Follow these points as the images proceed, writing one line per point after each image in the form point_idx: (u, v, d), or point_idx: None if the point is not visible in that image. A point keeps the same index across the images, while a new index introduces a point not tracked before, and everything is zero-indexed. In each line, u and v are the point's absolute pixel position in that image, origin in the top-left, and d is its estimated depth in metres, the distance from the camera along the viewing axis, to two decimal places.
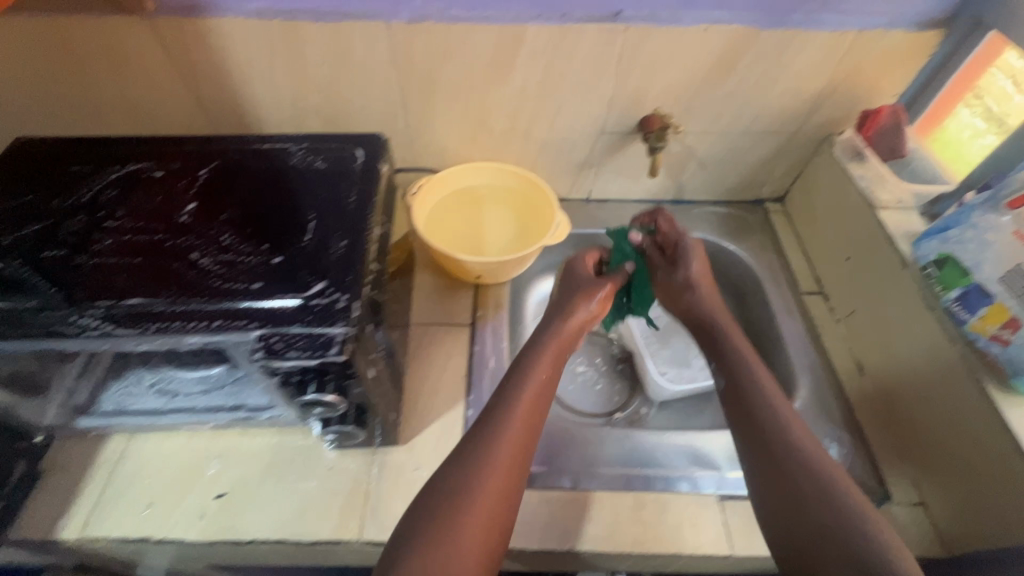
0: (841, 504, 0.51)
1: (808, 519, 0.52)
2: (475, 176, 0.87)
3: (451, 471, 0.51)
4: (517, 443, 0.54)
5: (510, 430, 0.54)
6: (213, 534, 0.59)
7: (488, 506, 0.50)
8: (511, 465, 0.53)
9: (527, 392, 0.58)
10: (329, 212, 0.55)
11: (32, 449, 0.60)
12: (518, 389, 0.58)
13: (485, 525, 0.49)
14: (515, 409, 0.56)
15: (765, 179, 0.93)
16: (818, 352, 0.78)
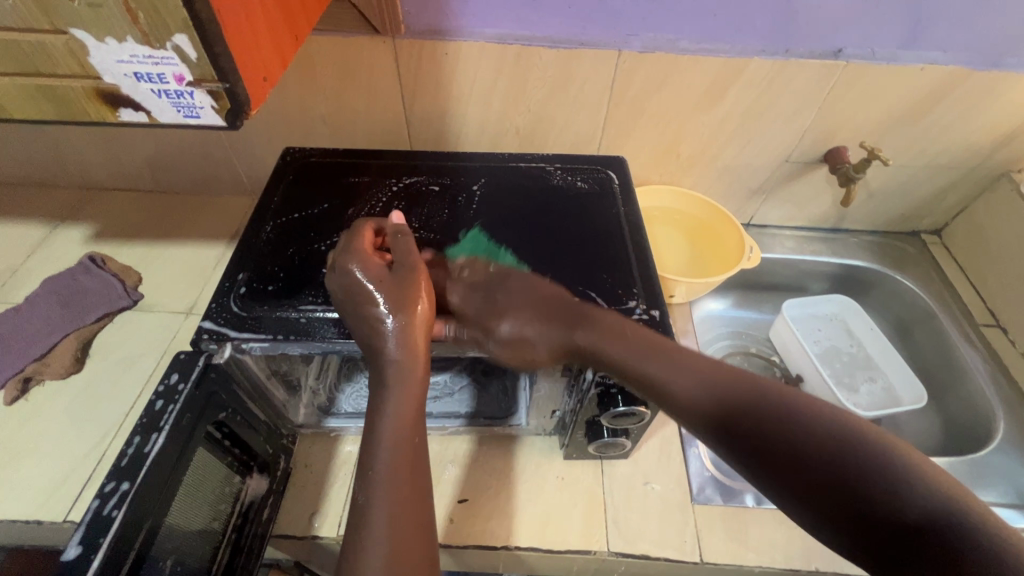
0: (806, 432, 0.36)
1: (813, 507, 0.34)
2: (651, 199, 0.90)
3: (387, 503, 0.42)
4: (412, 454, 0.45)
5: (395, 428, 0.45)
6: (464, 538, 0.61)
7: (413, 528, 0.42)
8: (418, 464, 0.45)
9: (405, 399, 0.45)
10: (606, 231, 0.58)
11: (288, 446, 0.63)
12: (403, 391, 0.45)
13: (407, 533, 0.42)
14: (403, 403, 0.45)
15: (928, 211, 0.95)
16: (1008, 384, 0.79)
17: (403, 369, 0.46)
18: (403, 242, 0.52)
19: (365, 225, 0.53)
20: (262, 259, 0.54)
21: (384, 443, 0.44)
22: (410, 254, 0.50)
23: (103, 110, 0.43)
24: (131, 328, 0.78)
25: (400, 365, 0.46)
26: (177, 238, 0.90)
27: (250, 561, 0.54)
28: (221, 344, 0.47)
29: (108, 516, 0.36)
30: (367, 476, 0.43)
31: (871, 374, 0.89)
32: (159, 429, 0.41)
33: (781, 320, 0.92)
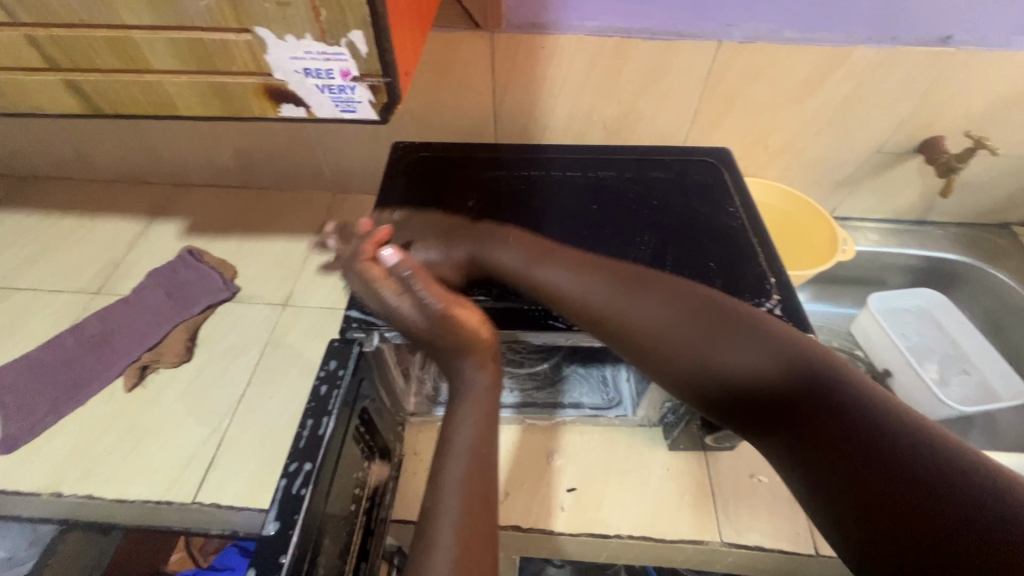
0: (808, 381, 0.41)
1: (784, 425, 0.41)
2: None
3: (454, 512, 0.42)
4: (485, 470, 0.45)
5: (467, 447, 0.45)
6: (576, 526, 0.62)
7: (482, 535, 0.41)
8: (489, 482, 0.44)
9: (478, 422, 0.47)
10: (723, 220, 0.57)
11: (401, 434, 0.65)
12: (473, 416, 0.47)
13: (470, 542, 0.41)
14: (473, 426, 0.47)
15: (1021, 203, 0.92)
16: None
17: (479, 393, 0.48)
18: (415, 290, 0.47)
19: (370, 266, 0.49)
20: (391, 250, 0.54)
21: (456, 459, 0.45)
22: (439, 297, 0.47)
23: (266, 106, 0.44)
24: (233, 319, 0.81)
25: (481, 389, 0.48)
26: (265, 232, 0.93)
27: (377, 544, 0.56)
28: (369, 332, 0.48)
29: (298, 494, 0.38)
30: (436, 478, 0.44)
31: (965, 368, 0.88)
32: (330, 413, 0.42)
33: (870, 316, 0.91)
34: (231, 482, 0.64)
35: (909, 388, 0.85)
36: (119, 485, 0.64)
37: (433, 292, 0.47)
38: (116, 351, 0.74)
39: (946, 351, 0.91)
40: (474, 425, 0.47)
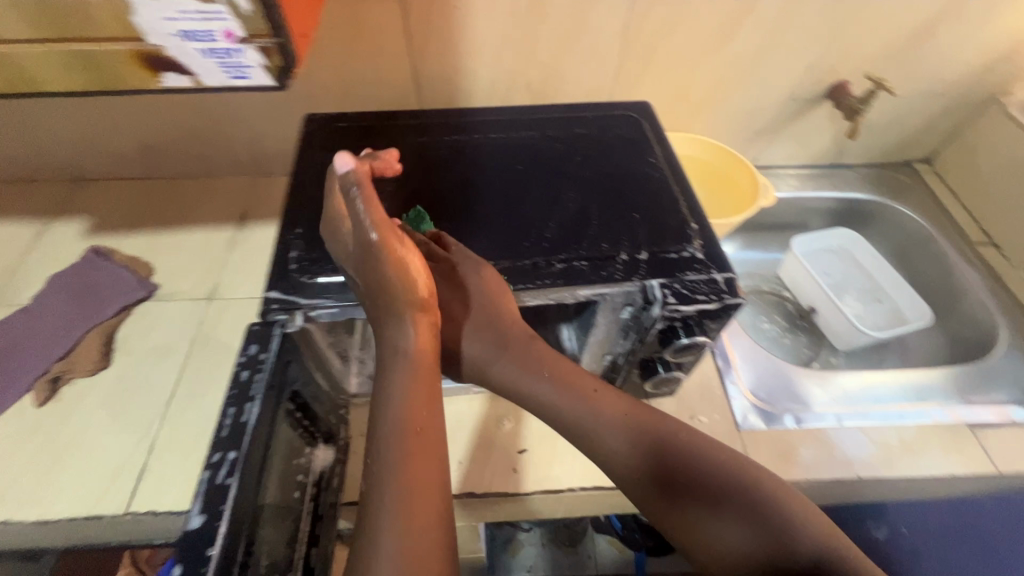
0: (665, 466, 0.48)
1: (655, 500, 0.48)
2: None
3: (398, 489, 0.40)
4: (427, 442, 0.43)
5: (405, 426, 0.43)
6: (529, 486, 0.62)
7: (428, 507, 0.40)
8: (435, 454, 0.43)
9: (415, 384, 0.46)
10: (645, 172, 0.58)
11: (345, 416, 0.63)
12: (408, 389, 0.45)
13: (424, 492, 0.41)
14: (410, 406, 0.44)
15: (920, 141, 0.99)
16: (1006, 295, 0.84)
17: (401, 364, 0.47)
18: (358, 209, 0.44)
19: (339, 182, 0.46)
20: (310, 225, 0.52)
21: (391, 437, 0.43)
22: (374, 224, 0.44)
23: (145, 74, 0.41)
24: (154, 319, 0.75)
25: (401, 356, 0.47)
26: (181, 224, 0.87)
27: (328, 529, 0.55)
28: (291, 313, 0.46)
29: (224, 485, 0.36)
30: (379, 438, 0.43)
31: (875, 300, 0.94)
32: (253, 399, 0.40)
33: (792, 258, 0.96)
34: (168, 486, 0.61)
35: (831, 321, 0.91)
36: (40, 505, 0.59)
37: (370, 216, 0.44)
38: (20, 364, 0.68)
39: (863, 284, 0.96)
40: (411, 400, 0.45)
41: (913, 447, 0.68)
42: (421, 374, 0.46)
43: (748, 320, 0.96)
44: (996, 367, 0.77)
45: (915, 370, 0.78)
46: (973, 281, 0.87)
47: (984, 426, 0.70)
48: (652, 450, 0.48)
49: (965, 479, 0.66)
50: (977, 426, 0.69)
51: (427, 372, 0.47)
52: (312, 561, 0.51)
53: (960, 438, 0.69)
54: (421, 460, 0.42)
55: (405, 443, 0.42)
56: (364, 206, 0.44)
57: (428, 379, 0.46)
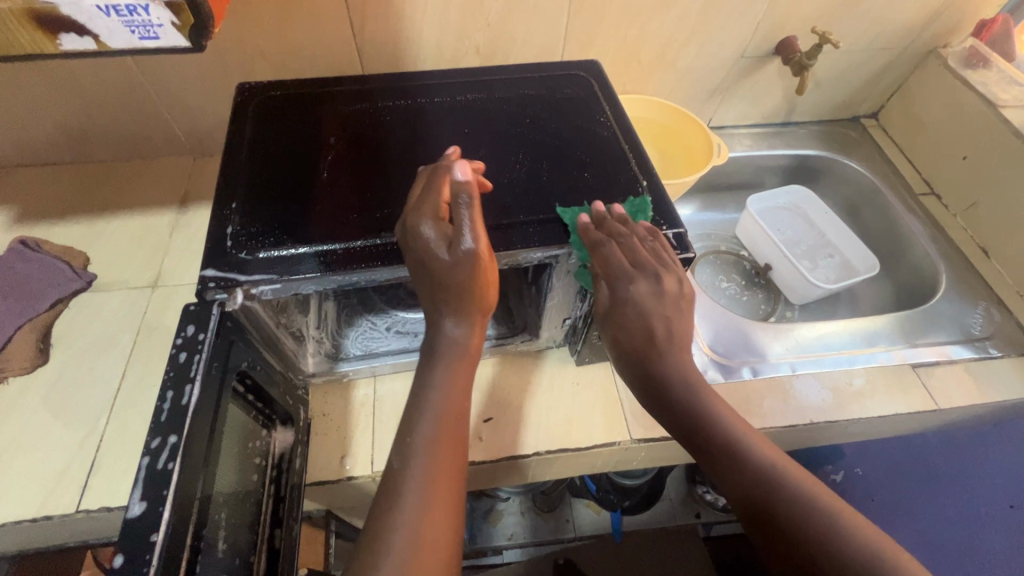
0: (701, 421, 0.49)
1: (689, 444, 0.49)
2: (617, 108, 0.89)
3: (423, 475, 0.40)
4: (456, 435, 0.43)
5: (439, 418, 0.43)
6: (497, 452, 0.63)
7: (447, 497, 0.40)
8: (460, 446, 0.43)
9: (451, 381, 0.45)
10: (595, 131, 0.57)
11: (303, 396, 0.61)
12: (449, 376, 0.45)
13: (445, 495, 0.40)
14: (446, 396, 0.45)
15: (866, 96, 1.01)
16: (946, 241, 0.88)
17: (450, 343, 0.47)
18: (468, 216, 0.46)
19: (438, 190, 0.46)
20: (247, 199, 0.49)
21: (428, 424, 0.43)
22: (476, 234, 0.45)
23: (40, 37, 0.37)
24: (94, 311, 0.71)
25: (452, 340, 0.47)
26: (117, 210, 0.82)
27: (292, 510, 0.54)
28: (230, 291, 0.44)
29: (165, 469, 0.34)
30: (407, 438, 0.42)
31: (827, 253, 0.97)
32: (192, 380, 0.38)
33: (748, 216, 0.98)
34: (123, 481, 0.59)
35: (786, 276, 0.93)
36: None
37: (477, 224, 0.46)
38: None
39: (815, 240, 0.99)
40: (450, 388, 0.45)
41: (862, 388, 0.71)
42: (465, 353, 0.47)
43: (708, 280, 0.98)
44: (938, 310, 0.81)
45: (864, 319, 0.80)
46: (916, 230, 0.90)
47: (924, 366, 0.74)
48: (680, 404, 0.50)
49: (909, 416, 0.70)
50: (918, 367, 0.73)
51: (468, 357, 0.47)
52: (276, 542, 0.50)
53: (904, 379, 0.72)
54: (451, 454, 0.42)
55: (439, 431, 0.43)
56: (465, 209, 0.46)
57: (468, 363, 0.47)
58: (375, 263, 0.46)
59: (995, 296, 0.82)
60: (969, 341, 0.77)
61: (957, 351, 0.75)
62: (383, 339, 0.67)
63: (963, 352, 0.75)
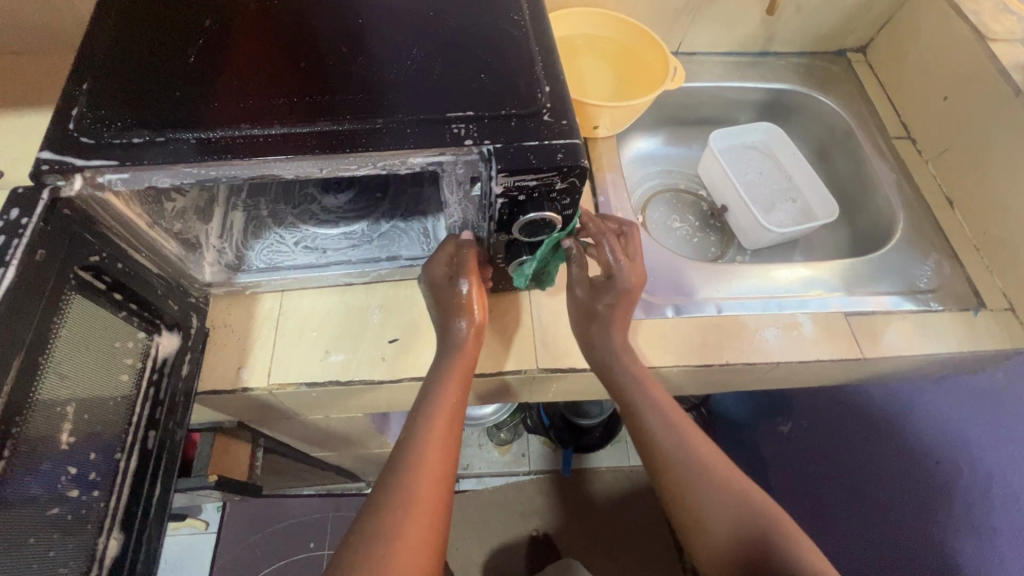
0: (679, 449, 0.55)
1: (660, 467, 0.55)
2: (585, 21, 0.81)
3: (407, 483, 0.49)
4: (446, 426, 0.54)
5: (429, 436, 0.53)
6: (397, 372, 0.62)
7: (428, 507, 0.48)
8: (444, 465, 0.51)
9: (451, 376, 0.57)
10: (505, 30, 0.51)
11: (199, 305, 0.60)
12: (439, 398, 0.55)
13: (433, 467, 0.51)
14: (439, 416, 0.54)
15: (854, 27, 0.92)
16: (910, 188, 0.83)
17: (453, 356, 0.58)
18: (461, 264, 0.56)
19: (446, 242, 0.57)
20: (101, 79, 0.45)
21: (418, 442, 0.52)
22: (468, 276, 0.56)
23: None
24: None
25: (453, 350, 0.58)
26: (27, 106, 0.76)
27: (173, 415, 0.53)
28: (68, 176, 0.41)
29: None
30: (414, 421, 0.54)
31: (785, 198, 0.92)
32: (6, 264, 0.36)
33: (708, 154, 0.92)
34: None
35: (738, 220, 0.89)
36: None
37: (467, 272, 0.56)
38: None
39: (776, 184, 0.93)
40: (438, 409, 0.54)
41: (787, 334, 0.68)
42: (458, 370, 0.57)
43: (660, 220, 0.93)
44: (887, 260, 0.77)
45: (807, 265, 0.76)
46: (882, 175, 0.85)
47: (856, 315, 0.71)
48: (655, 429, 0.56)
49: (832, 363, 0.68)
50: (851, 316, 0.70)
51: (462, 373, 0.57)
52: (150, 444, 0.50)
53: (834, 325, 0.70)
54: (440, 466, 0.51)
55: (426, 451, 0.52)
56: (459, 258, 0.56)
57: (461, 380, 0.57)
58: (231, 156, 0.42)
59: (950, 249, 0.78)
60: (912, 293, 0.73)
61: (897, 302, 0.72)
62: (290, 253, 0.65)
63: (903, 303, 0.72)
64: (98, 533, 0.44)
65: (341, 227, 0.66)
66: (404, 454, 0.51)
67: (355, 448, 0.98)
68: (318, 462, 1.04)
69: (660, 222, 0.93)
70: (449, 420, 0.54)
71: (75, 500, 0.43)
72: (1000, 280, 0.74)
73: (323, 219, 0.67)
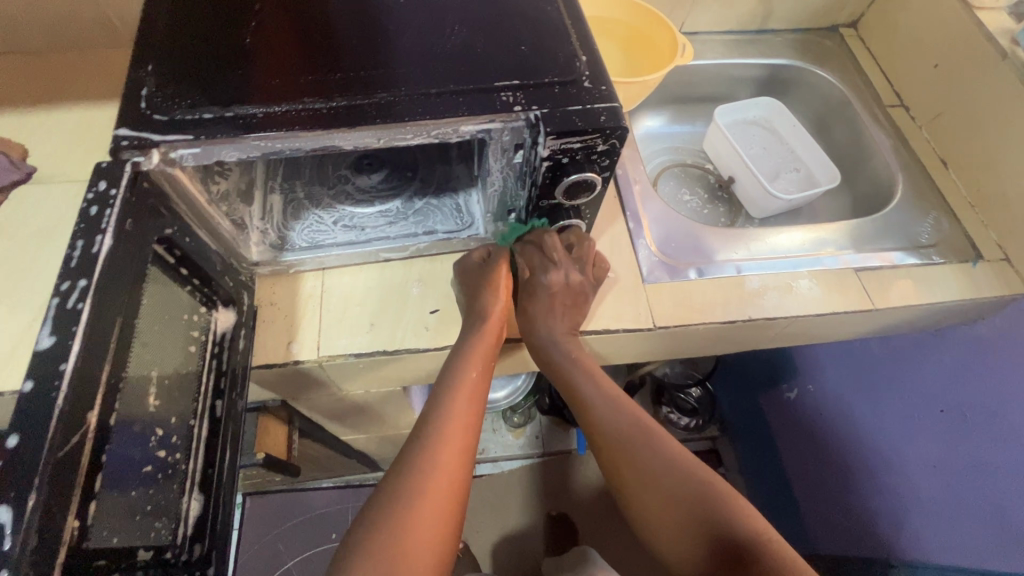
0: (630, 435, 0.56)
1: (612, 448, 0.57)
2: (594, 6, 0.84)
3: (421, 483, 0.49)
4: (466, 410, 0.55)
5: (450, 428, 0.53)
6: (440, 340, 0.65)
7: (443, 487, 0.49)
8: (462, 448, 0.53)
9: (471, 361, 0.58)
10: (537, 6, 0.54)
11: (247, 283, 0.62)
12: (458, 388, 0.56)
13: (452, 449, 0.52)
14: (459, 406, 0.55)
15: (845, 3, 0.96)
16: (907, 152, 0.88)
17: (477, 334, 0.60)
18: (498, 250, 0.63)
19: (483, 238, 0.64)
20: (163, 62, 0.47)
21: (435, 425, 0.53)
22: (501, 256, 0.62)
23: None
24: (36, 203, 0.70)
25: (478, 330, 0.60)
26: (54, 103, 0.77)
27: (236, 386, 0.55)
28: (145, 151, 0.43)
29: (74, 309, 0.35)
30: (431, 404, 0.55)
31: (788, 168, 0.96)
32: (104, 231, 0.38)
33: (715, 128, 0.95)
34: None
35: (746, 190, 0.93)
36: None
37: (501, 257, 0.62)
38: None
39: (778, 155, 0.97)
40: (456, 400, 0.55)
41: (803, 290, 0.73)
42: (481, 350, 0.59)
43: (670, 194, 0.97)
44: (889, 219, 0.82)
45: (816, 226, 0.81)
46: (879, 141, 0.89)
47: (865, 271, 0.75)
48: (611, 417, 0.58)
49: (846, 315, 0.72)
50: (860, 271, 0.75)
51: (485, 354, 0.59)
52: (219, 412, 0.52)
53: (845, 280, 0.74)
54: (460, 437, 0.53)
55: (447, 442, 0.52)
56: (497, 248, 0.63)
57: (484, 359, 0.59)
58: (296, 128, 0.45)
59: (947, 207, 0.83)
60: (915, 248, 0.78)
61: (902, 257, 0.77)
62: (330, 232, 0.67)
63: (907, 258, 0.77)
64: (181, 493, 0.47)
65: (377, 206, 0.69)
66: (418, 436, 0.53)
67: (384, 429, 1.01)
68: (346, 446, 1.07)
69: (671, 196, 0.97)
70: (468, 403, 0.56)
71: (162, 461, 0.45)
72: (995, 233, 0.79)
73: (358, 199, 0.69)
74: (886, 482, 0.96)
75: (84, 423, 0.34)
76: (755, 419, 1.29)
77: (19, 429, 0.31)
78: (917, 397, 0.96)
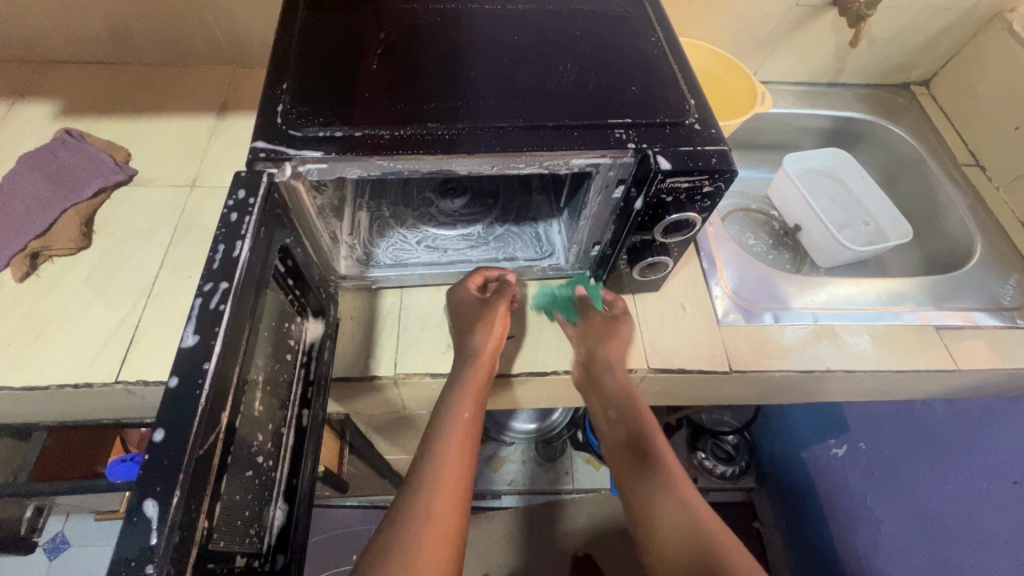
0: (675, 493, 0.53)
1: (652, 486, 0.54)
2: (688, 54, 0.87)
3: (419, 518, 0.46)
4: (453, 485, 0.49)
5: (435, 495, 0.47)
6: (515, 367, 0.65)
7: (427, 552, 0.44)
8: (446, 524, 0.46)
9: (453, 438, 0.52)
10: (645, 50, 0.56)
11: (334, 295, 0.63)
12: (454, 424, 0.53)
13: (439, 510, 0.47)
14: (452, 439, 0.52)
15: (919, 61, 0.98)
16: (984, 212, 0.87)
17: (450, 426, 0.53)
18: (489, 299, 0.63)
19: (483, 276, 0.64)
20: (297, 80, 0.50)
21: (424, 484, 0.48)
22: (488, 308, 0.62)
23: None
24: (134, 203, 0.73)
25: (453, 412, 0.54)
26: (158, 112, 0.82)
27: (321, 395, 0.56)
28: (279, 164, 0.45)
29: (216, 310, 0.36)
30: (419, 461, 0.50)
31: (857, 220, 0.95)
32: (243, 236, 0.40)
33: (782, 175, 0.95)
34: (157, 358, 0.62)
35: (813, 237, 0.92)
36: (26, 373, 0.59)
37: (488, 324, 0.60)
38: None
39: (846, 207, 0.97)
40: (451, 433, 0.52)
41: (864, 346, 0.71)
42: (476, 382, 0.57)
43: (739, 238, 0.96)
44: (966, 277, 0.80)
45: (889, 280, 0.79)
46: (956, 200, 0.88)
47: (946, 329, 0.73)
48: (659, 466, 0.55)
49: (927, 372, 0.70)
50: (942, 330, 0.73)
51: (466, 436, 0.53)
52: (304, 421, 0.52)
53: (924, 336, 0.73)
54: (450, 501, 0.48)
55: (447, 448, 0.51)
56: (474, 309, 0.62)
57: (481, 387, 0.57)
58: (419, 151, 0.46)
59: None
60: (997, 310, 0.76)
61: (982, 318, 0.75)
62: (413, 251, 0.68)
63: (986, 319, 0.75)
64: (269, 501, 0.47)
65: (460, 229, 0.71)
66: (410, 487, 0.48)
67: None
68: (386, 467, 1.05)
69: (740, 238, 0.96)
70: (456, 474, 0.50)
71: (260, 465, 0.45)
72: None
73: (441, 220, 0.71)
74: (952, 560, 0.87)
75: (218, 422, 0.34)
76: (790, 476, 1.22)
77: (164, 425, 0.32)
78: (985, 467, 0.85)
